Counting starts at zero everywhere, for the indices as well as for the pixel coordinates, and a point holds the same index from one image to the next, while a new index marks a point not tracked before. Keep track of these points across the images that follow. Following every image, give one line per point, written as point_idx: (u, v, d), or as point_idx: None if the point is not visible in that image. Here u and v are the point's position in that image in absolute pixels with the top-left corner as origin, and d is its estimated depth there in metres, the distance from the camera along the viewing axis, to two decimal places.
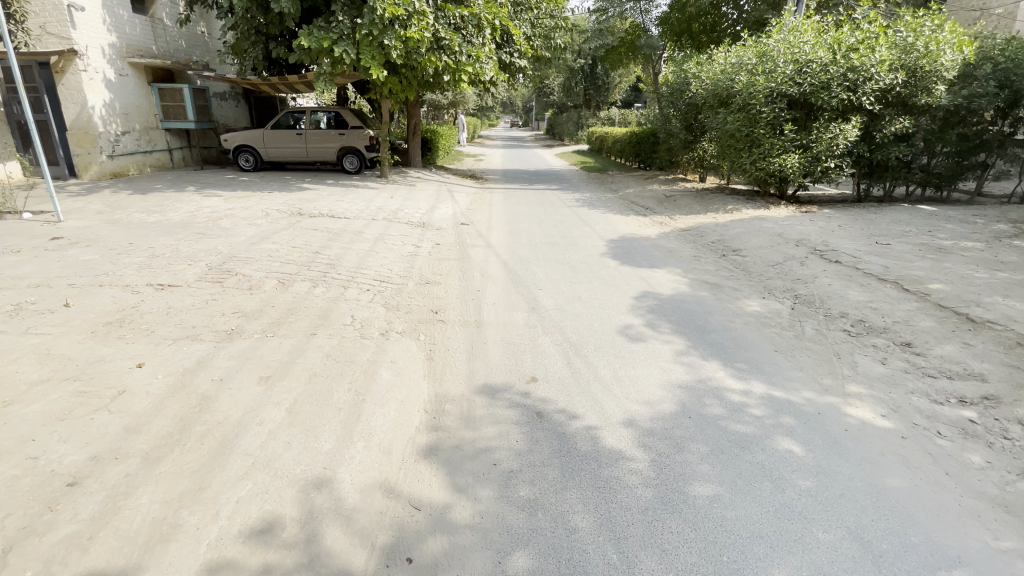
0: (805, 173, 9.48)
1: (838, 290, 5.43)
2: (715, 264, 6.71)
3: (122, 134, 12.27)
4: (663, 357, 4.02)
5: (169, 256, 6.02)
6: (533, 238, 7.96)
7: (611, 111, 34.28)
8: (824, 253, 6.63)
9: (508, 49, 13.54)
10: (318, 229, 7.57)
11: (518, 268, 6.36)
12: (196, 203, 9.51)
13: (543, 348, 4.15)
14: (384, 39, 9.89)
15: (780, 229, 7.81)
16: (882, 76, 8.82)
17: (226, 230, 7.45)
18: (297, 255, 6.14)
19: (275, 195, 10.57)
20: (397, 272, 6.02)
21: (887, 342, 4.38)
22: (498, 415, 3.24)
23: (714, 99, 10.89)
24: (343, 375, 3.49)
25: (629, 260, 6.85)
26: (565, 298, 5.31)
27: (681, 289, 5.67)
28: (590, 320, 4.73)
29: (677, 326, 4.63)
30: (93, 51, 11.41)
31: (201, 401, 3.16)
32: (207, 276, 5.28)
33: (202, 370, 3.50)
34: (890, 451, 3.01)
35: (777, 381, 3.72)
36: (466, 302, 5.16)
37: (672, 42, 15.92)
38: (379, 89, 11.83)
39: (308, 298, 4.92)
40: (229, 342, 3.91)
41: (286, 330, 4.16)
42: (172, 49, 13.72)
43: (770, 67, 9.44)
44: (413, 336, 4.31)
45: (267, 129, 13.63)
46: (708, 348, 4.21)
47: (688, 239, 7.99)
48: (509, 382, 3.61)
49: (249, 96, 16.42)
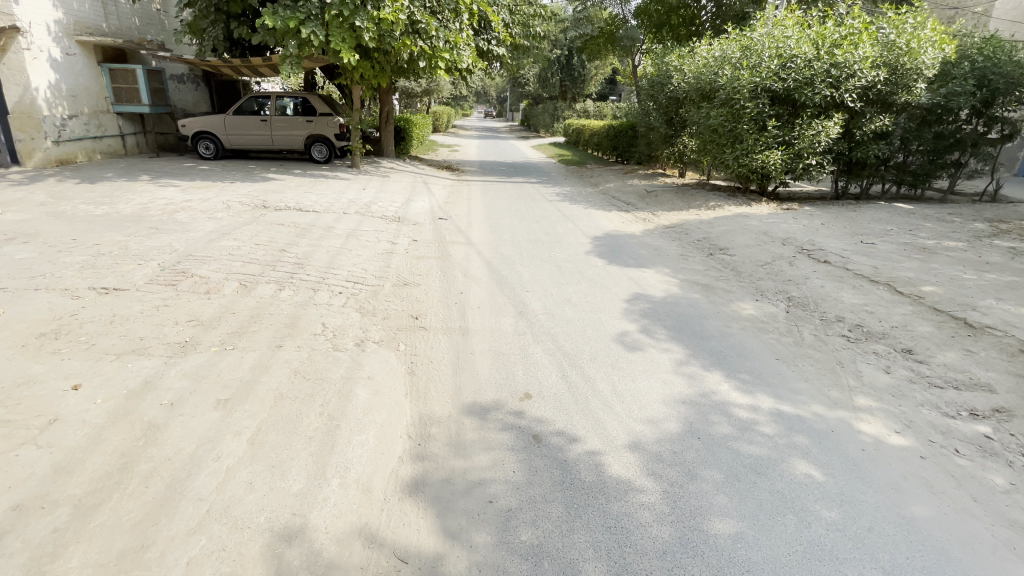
0: (787, 170, 9.41)
1: (832, 292, 5.29)
2: (704, 263, 6.52)
3: (69, 118, 11.30)
4: (663, 368, 3.76)
5: (115, 255, 5.42)
6: (515, 235, 7.63)
7: (586, 103, 34.14)
8: (812, 252, 6.52)
9: (485, 36, 13.10)
10: (285, 224, 7.04)
11: (502, 267, 6.02)
12: (149, 194, 8.78)
13: (534, 359, 3.83)
14: (356, 20, 9.32)
15: (765, 227, 7.69)
16: (865, 73, 8.79)
17: (183, 225, 6.84)
18: (261, 254, 5.64)
19: (238, 186, 9.90)
20: (371, 272, 5.59)
21: (887, 349, 4.24)
22: (491, 440, 2.91)
23: (696, 93, 10.69)
24: (314, 396, 3.10)
25: (616, 259, 6.59)
26: (554, 301, 5.01)
27: (673, 290, 5.43)
28: (581, 326, 4.44)
29: (673, 332, 4.38)
30: (37, 28, 10.43)
31: (146, 432, 2.72)
32: (159, 278, 4.75)
33: (149, 393, 3.04)
34: (910, 474, 2.83)
35: (784, 394, 3.51)
36: (448, 306, 4.80)
37: (652, 34, 15.75)
38: (350, 74, 11.22)
39: (273, 303, 4.47)
40: (183, 357, 3.46)
41: (248, 342, 3.72)
42: (125, 27, 12.70)
43: (755, 61, 9.30)
44: (391, 346, 3.93)
45: (229, 115, 12.81)
46: (708, 356, 3.97)
47: (674, 237, 7.79)
48: (499, 400, 3.28)
49: (209, 79, 15.45)
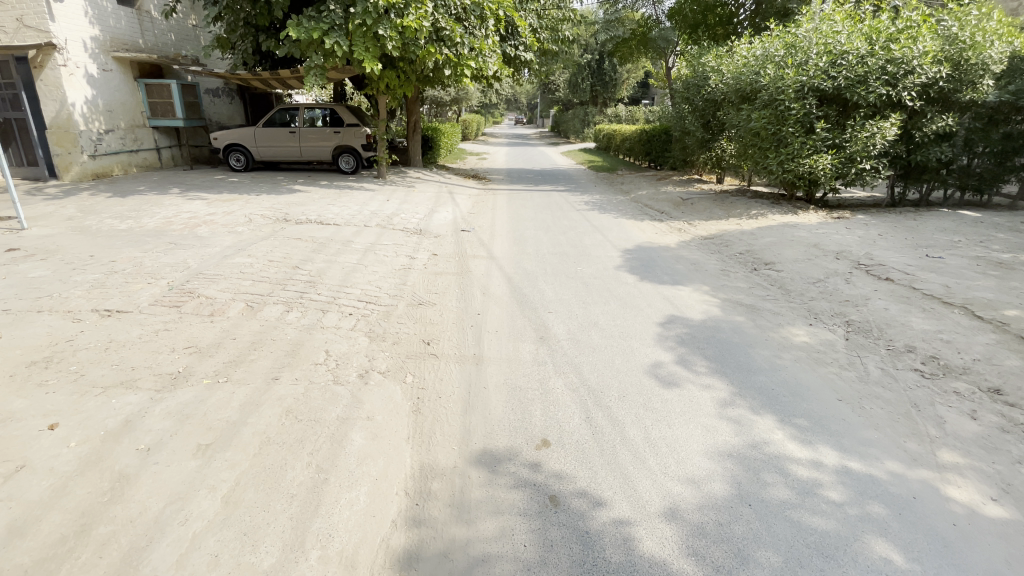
0: (837, 176, 8.65)
1: (898, 316, 4.65)
2: (747, 280, 5.94)
3: (105, 132, 11.58)
4: (704, 410, 3.27)
5: (128, 272, 5.30)
6: (540, 248, 7.21)
7: (618, 108, 33.42)
8: (871, 268, 5.85)
9: (512, 42, 12.79)
10: (303, 238, 6.85)
11: (524, 285, 5.63)
12: (176, 207, 8.80)
13: (555, 396, 3.39)
14: (379, 29, 9.11)
15: (815, 239, 7.03)
16: (925, 69, 8.01)
17: (203, 240, 6.74)
18: (274, 271, 5.41)
19: (263, 198, 9.86)
20: (386, 291, 5.28)
21: (971, 388, 3.61)
22: (499, 500, 2.50)
23: (736, 95, 10.04)
24: (303, 441, 2.77)
25: (649, 275, 6.08)
26: (579, 325, 4.57)
27: (713, 312, 4.90)
28: (609, 355, 3.98)
29: (715, 363, 3.88)
30: (74, 45, 10.72)
31: (114, 485, 2.44)
32: (165, 299, 4.57)
33: (127, 435, 2.78)
34: (1019, 560, 2.26)
35: (851, 448, 2.97)
36: (464, 330, 4.42)
37: (686, 35, 15.12)
38: (375, 84, 11.08)
39: (277, 327, 4.19)
40: (171, 392, 3.20)
41: (243, 373, 3.43)
42: (161, 43, 13.01)
43: (800, 58, 8.62)
44: (397, 378, 3.58)
45: (258, 127, 12.89)
46: (757, 396, 3.45)
47: (712, 249, 7.22)
48: (513, 448, 2.87)
49: (243, 92, 15.72)
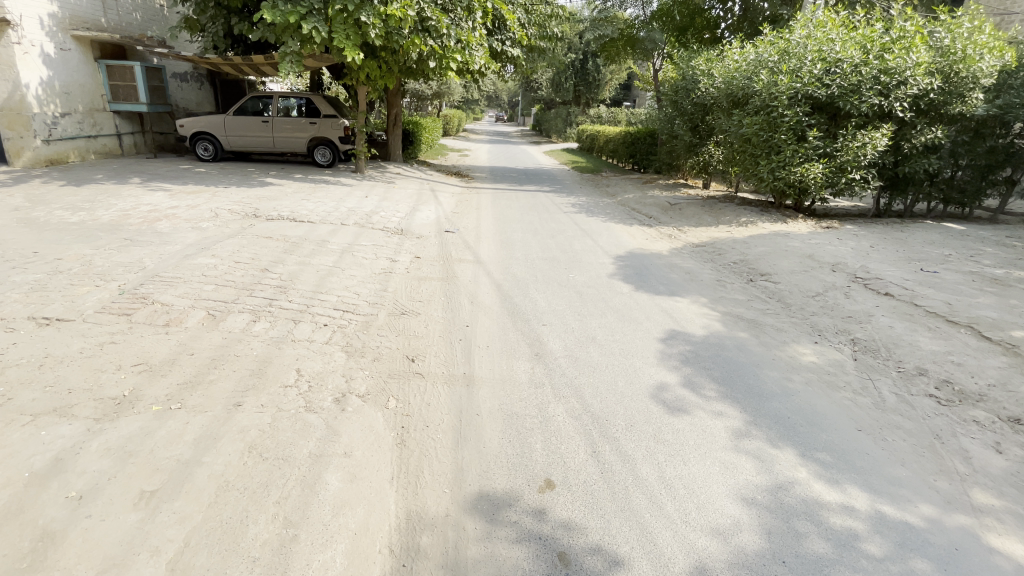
0: (828, 185, 8.55)
1: (904, 335, 4.47)
2: (744, 291, 5.73)
3: (62, 116, 10.73)
4: (719, 443, 2.98)
5: (74, 273, 4.74)
6: (528, 252, 6.87)
7: (600, 109, 33.37)
8: (869, 282, 5.70)
9: (499, 37, 12.43)
10: (273, 236, 6.35)
11: (515, 293, 5.28)
12: (135, 199, 8.13)
13: (556, 426, 3.06)
14: (361, 15, 8.60)
15: (808, 250, 6.88)
16: (918, 80, 7.97)
17: (163, 236, 6.18)
18: (241, 274, 4.93)
19: (232, 191, 9.25)
20: (365, 298, 4.86)
21: (990, 417, 3.42)
22: (502, 557, 2.16)
23: (727, 100, 9.87)
24: (268, 486, 2.36)
25: (644, 285, 5.81)
26: (576, 339, 4.25)
27: (715, 327, 4.64)
28: (611, 376, 3.66)
29: (724, 386, 3.60)
30: (30, 21, 9.90)
31: (36, 545, 2.01)
32: (114, 305, 4.05)
33: (55, 479, 2.33)
34: None
35: (880, 489, 2.74)
36: (451, 345, 4.05)
37: (674, 38, 15.08)
38: (355, 74, 10.55)
39: (242, 341, 3.74)
40: (113, 422, 2.74)
41: (200, 397, 2.99)
42: (125, 22, 12.16)
43: (795, 65, 8.47)
44: (378, 402, 3.19)
45: (229, 115, 12.18)
46: (773, 426, 3.19)
47: (705, 258, 7.02)
48: (512, 491, 2.53)
49: (213, 78, 14.91)
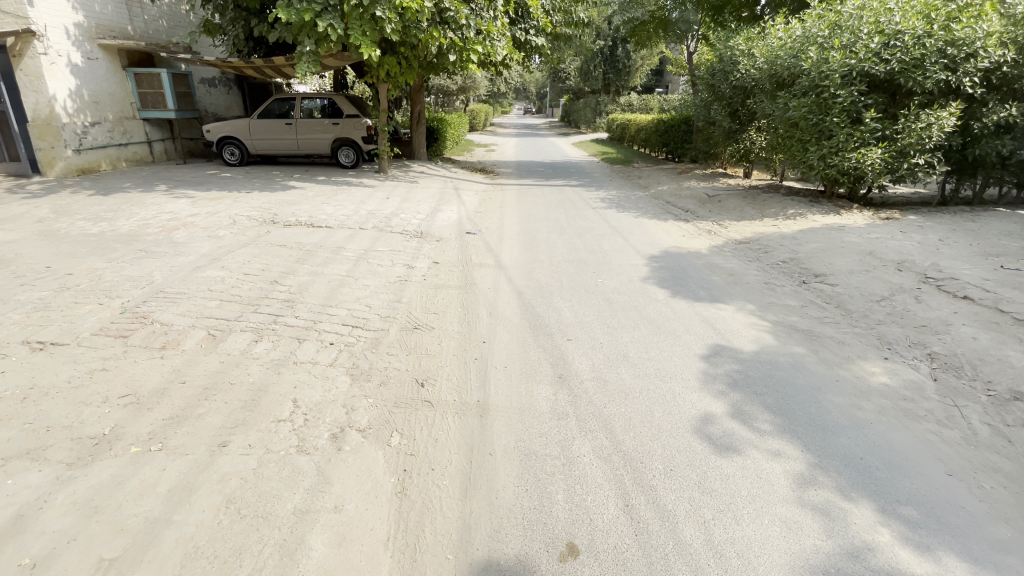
0: (887, 172, 7.72)
1: (993, 349, 3.81)
2: (796, 295, 5.13)
3: (91, 125, 10.89)
4: (778, 494, 2.49)
5: (81, 289, 4.59)
6: (554, 254, 6.43)
7: (630, 96, 32.22)
8: (943, 284, 4.99)
9: (523, 26, 11.95)
10: (287, 244, 6.11)
11: (538, 302, 4.85)
12: (158, 207, 8.09)
13: (582, 470, 2.62)
14: (376, 9, 8.25)
15: (868, 245, 6.17)
16: (989, 52, 7.10)
17: (177, 246, 6.03)
18: (248, 287, 4.69)
19: (254, 196, 9.13)
20: (376, 310, 4.53)
21: None
22: None
23: (771, 81, 9.05)
24: (241, 554, 2.04)
25: (681, 289, 5.28)
26: (606, 357, 3.80)
27: (766, 341, 4.08)
28: (647, 405, 3.18)
29: (780, 417, 3.09)
30: (56, 32, 10.03)
31: None
32: (112, 326, 3.85)
33: (11, 542, 2.06)
34: None
35: (985, 558, 2.20)
36: (466, 366, 3.65)
37: (710, 19, 14.21)
38: (374, 71, 10.27)
39: (239, 365, 3.45)
40: (86, 468, 2.47)
41: (183, 436, 2.70)
42: (151, 29, 12.26)
43: (848, 39, 7.65)
44: (380, 438, 2.83)
45: (253, 119, 12.13)
46: (842, 471, 2.68)
47: (749, 256, 6.41)
48: (527, 558, 2.13)
49: (241, 82, 14.99)
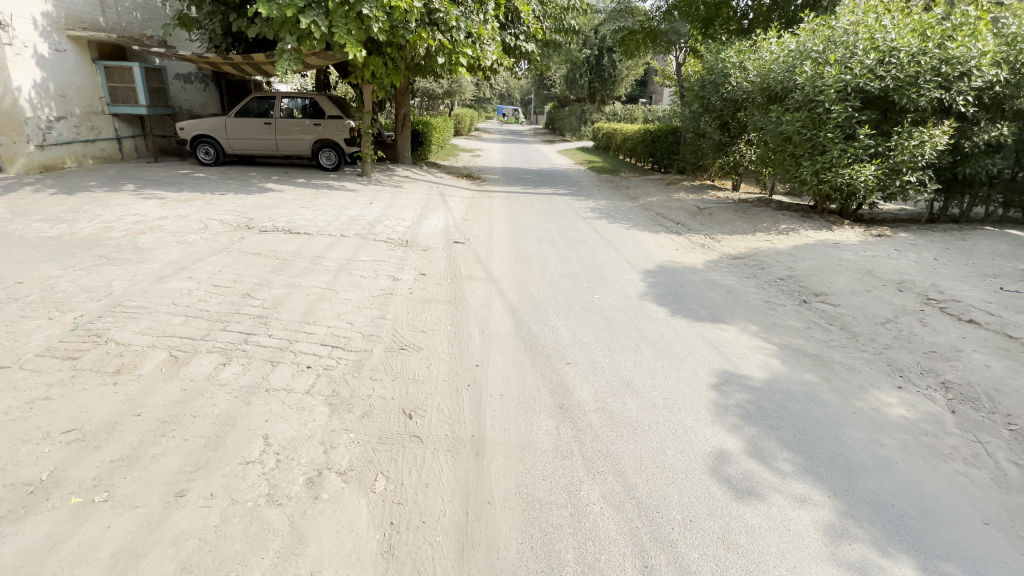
0: (879, 189, 7.67)
1: (1008, 378, 3.66)
2: (798, 315, 4.95)
3: (56, 120, 10.26)
4: (811, 550, 2.24)
5: (30, 300, 4.14)
6: (546, 267, 6.16)
7: (615, 106, 32.44)
8: (947, 306, 4.87)
9: (512, 31, 11.75)
10: (262, 253, 5.71)
11: (533, 320, 4.56)
12: (124, 208, 7.57)
13: (592, 521, 2.34)
14: (363, 8, 7.91)
15: (866, 264, 6.05)
16: (982, 71, 7.12)
17: (142, 253, 5.58)
18: (219, 301, 4.30)
19: (229, 198, 8.66)
20: (359, 328, 4.19)
21: None
22: None
23: (763, 95, 8.98)
24: None
25: (681, 307, 5.06)
26: (609, 384, 3.53)
27: (775, 366, 3.87)
28: (658, 441, 2.92)
29: (801, 455, 2.86)
30: (22, 21, 9.45)
31: None
32: (61, 346, 3.43)
33: None
34: None
35: None
36: (458, 394, 3.33)
37: (699, 31, 14.22)
38: (359, 72, 9.90)
39: (204, 393, 3.07)
40: (13, 526, 2.08)
41: (133, 484, 2.33)
42: (125, 21, 11.66)
43: (844, 55, 7.60)
44: (363, 483, 2.50)
45: (230, 117, 11.60)
46: (875, 521, 2.44)
47: (746, 273, 6.24)
48: None
49: (218, 79, 14.44)
